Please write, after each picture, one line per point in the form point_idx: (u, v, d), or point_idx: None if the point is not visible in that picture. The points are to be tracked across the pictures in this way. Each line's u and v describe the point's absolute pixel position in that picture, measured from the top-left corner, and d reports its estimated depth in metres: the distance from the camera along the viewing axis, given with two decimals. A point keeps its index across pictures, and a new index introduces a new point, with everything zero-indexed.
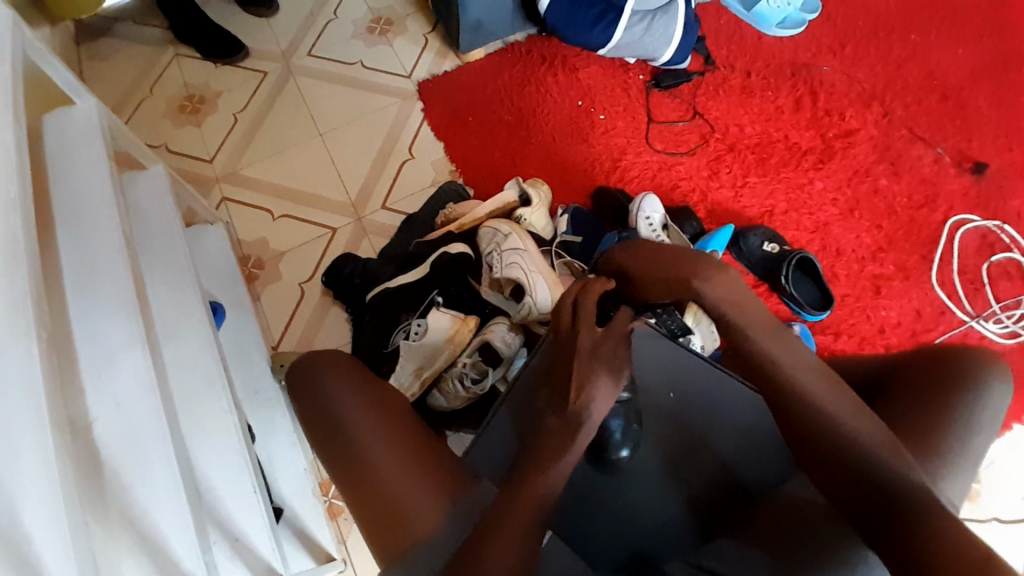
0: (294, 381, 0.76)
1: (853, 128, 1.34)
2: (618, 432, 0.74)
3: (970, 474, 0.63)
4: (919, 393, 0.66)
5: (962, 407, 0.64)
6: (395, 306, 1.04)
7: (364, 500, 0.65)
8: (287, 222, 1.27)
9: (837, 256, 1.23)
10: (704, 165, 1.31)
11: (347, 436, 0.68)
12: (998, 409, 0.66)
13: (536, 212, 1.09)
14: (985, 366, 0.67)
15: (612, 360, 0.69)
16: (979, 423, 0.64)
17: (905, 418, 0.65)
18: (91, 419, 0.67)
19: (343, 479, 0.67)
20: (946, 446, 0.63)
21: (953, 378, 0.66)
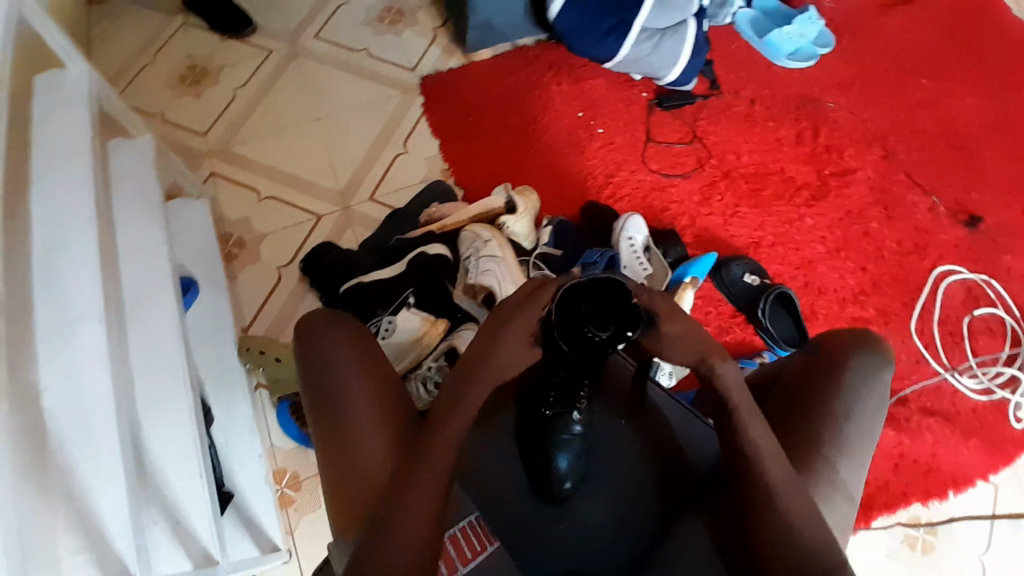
0: (298, 334, 0.71)
1: (851, 168, 1.33)
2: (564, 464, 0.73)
3: (860, 461, 0.69)
4: (803, 393, 0.71)
5: (838, 401, 0.70)
6: (367, 300, 1.03)
7: (339, 469, 0.63)
8: (273, 203, 1.26)
9: (819, 294, 1.22)
10: (697, 190, 1.30)
11: (340, 399, 0.65)
12: (875, 388, 0.71)
13: (519, 220, 1.07)
14: (864, 356, 0.72)
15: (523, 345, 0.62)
16: (857, 411, 0.70)
17: (795, 426, 0.70)
18: (42, 389, 0.66)
19: (324, 442, 0.65)
20: (839, 447, 0.68)
21: (833, 374, 0.71)
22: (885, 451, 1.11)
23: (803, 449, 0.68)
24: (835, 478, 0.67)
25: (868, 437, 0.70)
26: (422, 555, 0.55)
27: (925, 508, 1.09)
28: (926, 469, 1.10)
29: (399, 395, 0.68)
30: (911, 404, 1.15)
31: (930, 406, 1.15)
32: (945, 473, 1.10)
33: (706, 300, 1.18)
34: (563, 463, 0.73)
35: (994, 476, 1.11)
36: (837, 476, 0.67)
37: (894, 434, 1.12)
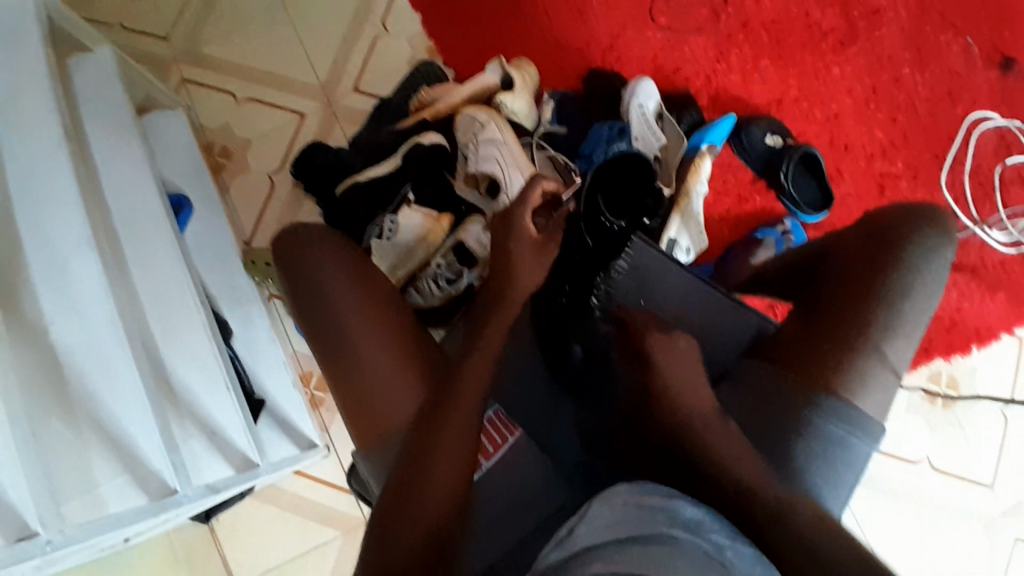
0: (286, 259, 0.72)
1: (882, 6, 1.18)
2: None
3: (909, 338, 0.68)
4: (856, 270, 0.70)
5: (897, 279, 0.68)
6: (367, 201, 0.98)
7: (347, 380, 0.66)
8: (252, 106, 1.17)
9: (844, 152, 1.14)
10: (712, 46, 1.17)
11: (336, 314, 0.67)
12: (939, 271, 0.70)
13: (517, 97, 0.98)
14: (926, 233, 0.71)
15: (532, 240, 0.72)
16: (915, 292, 0.68)
17: (849, 297, 0.69)
18: (50, 324, 0.65)
19: (330, 366, 0.67)
20: (892, 320, 0.67)
21: (894, 249, 0.70)
22: None
23: (856, 321, 0.67)
24: (884, 350, 0.67)
25: (921, 318, 0.69)
26: (456, 446, 0.59)
27: (948, 364, 1.09)
28: (950, 325, 1.09)
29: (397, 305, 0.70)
30: None
31: (958, 262, 1.11)
32: (968, 328, 1.09)
33: (723, 168, 1.10)
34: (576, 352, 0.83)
35: (1019, 328, 1.10)
36: (885, 347, 0.67)
37: None
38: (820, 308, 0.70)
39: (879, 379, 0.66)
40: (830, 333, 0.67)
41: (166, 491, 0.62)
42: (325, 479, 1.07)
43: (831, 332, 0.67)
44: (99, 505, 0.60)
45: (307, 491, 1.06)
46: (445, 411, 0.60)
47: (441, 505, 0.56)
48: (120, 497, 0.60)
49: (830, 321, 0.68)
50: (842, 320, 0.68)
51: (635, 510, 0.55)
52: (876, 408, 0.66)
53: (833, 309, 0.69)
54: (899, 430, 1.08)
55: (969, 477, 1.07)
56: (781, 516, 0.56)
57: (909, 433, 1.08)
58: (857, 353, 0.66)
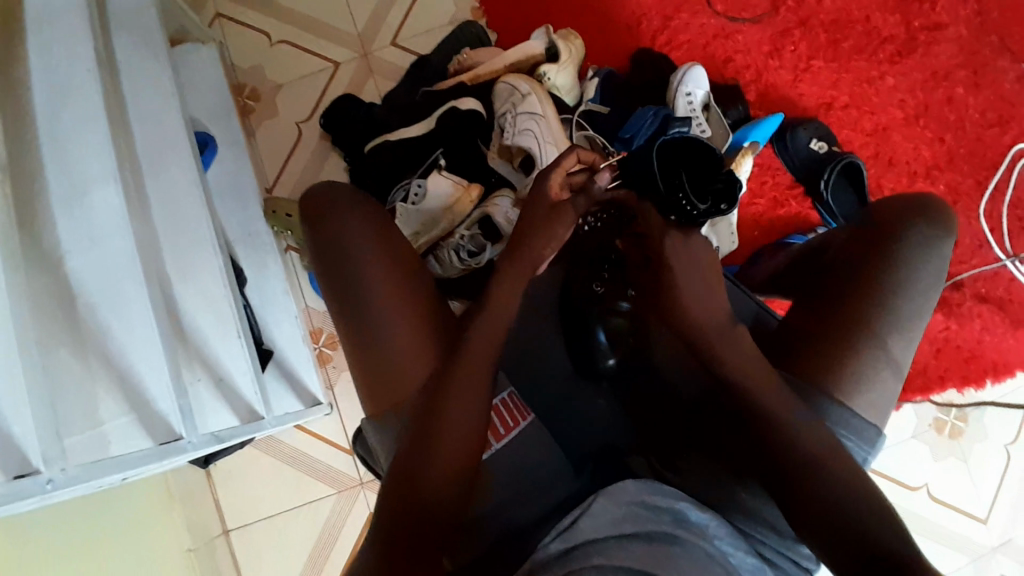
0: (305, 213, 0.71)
1: (941, 22, 1.12)
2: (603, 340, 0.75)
3: (911, 334, 0.64)
4: (853, 263, 0.66)
5: (895, 271, 0.64)
6: (397, 161, 0.96)
7: (358, 344, 0.66)
8: (285, 50, 1.14)
9: (888, 166, 1.10)
10: (767, 39, 1.12)
11: (353, 276, 0.66)
12: (941, 262, 0.66)
13: (561, 71, 0.94)
14: (930, 226, 0.66)
15: (550, 205, 0.64)
16: (913, 285, 0.64)
17: (843, 292, 0.65)
18: (65, 253, 0.63)
19: (347, 334, 0.66)
20: (890, 319, 0.63)
21: (890, 244, 0.66)
22: (929, 337, 1.07)
23: (849, 320, 0.63)
24: (881, 351, 0.63)
25: (922, 316, 0.64)
26: (458, 423, 0.59)
27: (959, 395, 1.08)
28: (968, 356, 1.07)
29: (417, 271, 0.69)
30: (965, 289, 1.08)
31: (984, 294, 1.08)
32: (988, 363, 1.08)
33: (764, 169, 1.07)
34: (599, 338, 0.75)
35: None
36: (883, 348, 0.63)
37: (943, 320, 1.07)
38: (813, 306, 0.66)
39: (876, 382, 0.62)
40: (823, 331, 0.64)
41: (170, 435, 0.63)
42: (326, 436, 1.07)
43: (822, 329, 0.64)
44: (102, 445, 0.59)
45: (304, 444, 1.07)
46: (452, 390, 0.60)
47: (447, 482, 0.58)
48: (123, 437, 0.60)
49: (822, 319, 0.65)
50: (834, 318, 0.64)
51: (641, 509, 0.57)
52: (871, 413, 0.63)
53: (827, 307, 0.65)
54: (901, 453, 1.08)
55: (965, 510, 1.07)
56: (814, 466, 0.57)
57: (910, 458, 1.08)
58: (850, 354, 0.62)
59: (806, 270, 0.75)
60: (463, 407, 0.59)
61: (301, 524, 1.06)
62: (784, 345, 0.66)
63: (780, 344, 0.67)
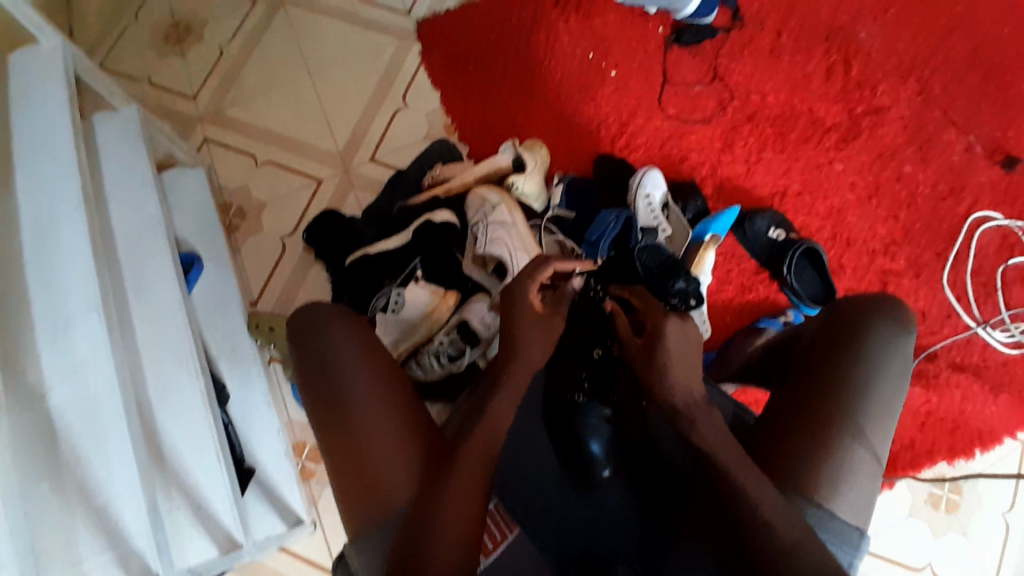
0: (294, 328, 0.70)
1: (884, 105, 1.23)
2: (596, 451, 0.71)
3: (884, 430, 0.65)
4: (820, 359, 0.68)
5: (862, 367, 0.66)
6: (376, 271, 1.00)
7: (344, 463, 0.63)
8: (271, 169, 1.21)
9: (847, 246, 1.16)
10: (718, 136, 1.21)
11: (340, 391, 0.64)
12: (905, 354, 0.67)
13: (529, 180, 1.01)
14: (890, 318, 0.68)
15: (538, 312, 0.68)
16: (880, 379, 0.65)
17: (810, 390, 0.66)
18: (47, 388, 0.65)
19: (330, 446, 0.64)
20: (858, 416, 0.64)
21: (853, 339, 0.67)
22: (911, 411, 1.09)
23: (818, 417, 0.64)
24: (854, 448, 0.63)
25: (890, 412, 0.65)
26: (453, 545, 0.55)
27: (950, 467, 1.08)
28: (952, 427, 1.08)
29: (404, 381, 0.68)
30: (940, 359, 1.11)
31: (960, 362, 1.11)
32: (973, 430, 1.08)
33: (728, 256, 1.12)
34: (595, 449, 0.71)
35: None
36: (855, 445, 0.63)
37: (921, 392, 1.09)
38: (783, 403, 0.67)
39: (851, 479, 0.62)
40: (794, 429, 0.64)
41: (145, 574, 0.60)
42: (310, 555, 1.03)
43: (794, 427, 0.64)
44: None
45: (288, 567, 1.03)
46: (445, 509, 0.56)
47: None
48: None
49: (792, 416, 0.65)
50: (803, 415, 0.65)
51: None
52: (851, 511, 0.62)
53: (795, 404, 0.66)
54: (899, 533, 1.06)
55: None
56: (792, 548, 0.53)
57: (909, 538, 1.06)
58: (823, 453, 0.62)
59: (779, 363, 0.76)
60: (457, 509, 0.56)
61: None
62: (758, 443, 0.66)
63: (754, 441, 0.67)
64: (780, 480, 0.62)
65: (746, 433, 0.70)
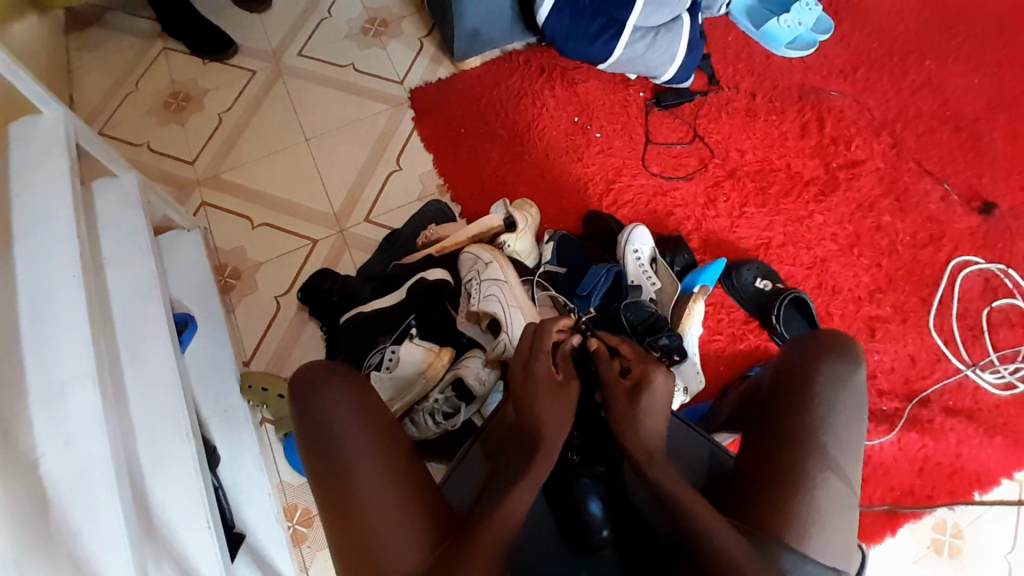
0: (293, 391, 0.69)
1: (859, 158, 1.29)
2: (596, 510, 0.69)
3: (850, 464, 0.65)
4: (778, 400, 0.68)
5: (817, 405, 0.66)
6: (371, 328, 1.00)
7: (346, 532, 0.61)
8: (267, 231, 1.23)
9: (833, 294, 1.19)
10: (701, 192, 1.26)
11: (342, 456, 0.64)
12: (860, 386, 0.67)
13: (520, 238, 1.04)
14: (838, 352, 0.68)
15: (553, 379, 0.69)
16: (837, 414, 0.66)
17: (771, 437, 0.66)
18: (39, 454, 0.65)
19: (331, 515, 0.63)
20: (820, 460, 0.64)
21: (804, 380, 0.67)
22: (908, 456, 1.08)
23: (782, 466, 0.64)
24: (821, 490, 0.63)
25: (852, 453, 0.65)
26: None
27: (950, 510, 1.05)
28: (950, 471, 1.07)
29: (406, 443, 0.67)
30: (933, 404, 1.11)
31: (953, 406, 1.11)
32: (970, 473, 1.07)
33: (717, 307, 1.14)
34: (593, 509, 0.69)
35: (1020, 474, 1.07)
36: (821, 487, 0.63)
37: (917, 437, 1.09)
38: (748, 452, 0.67)
39: (827, 518, 0.62)
40: (764, 477, 0.64)
41: None
42: None
43: (758, 477, 0.64)
44: None
45: None
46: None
47: None
48: None
49: (757, 463, 0.65)
50: (767, 465, 0.65)
51: None
52: (827, 555, 0.62)
53: (760, 452, 0.66)
54: None
55: None
56: None
57: None
58: (791, 501, 0.62)
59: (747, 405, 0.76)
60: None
61: None
62: (731, 495, 0.66)
63: (729, 490, 0.67)
64: (754, 528, 0.62)
65: (723, 482, 0.69)
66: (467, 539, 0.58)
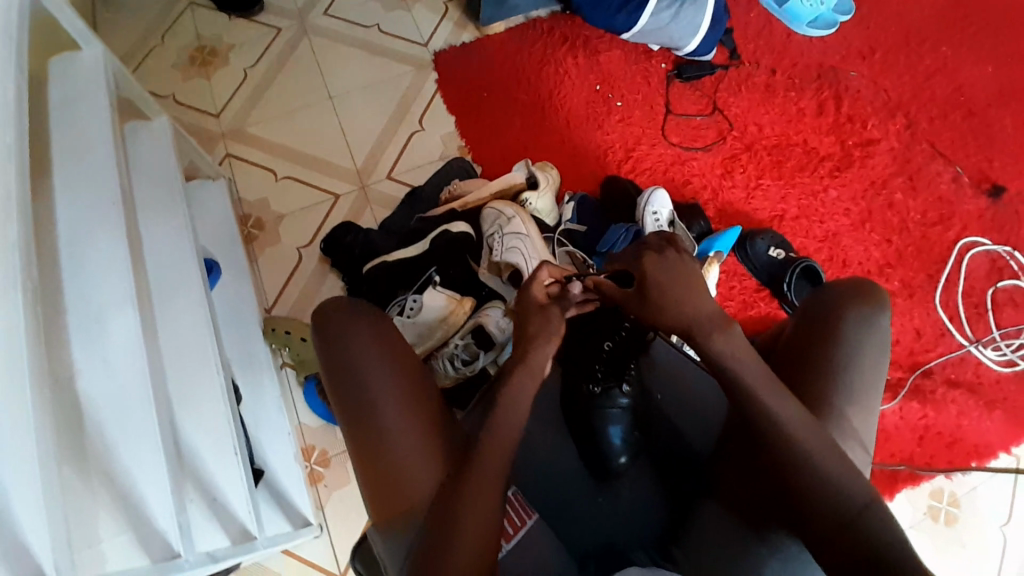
0: (315, 319, 0.72)
1: (874, 138, 1.31)
2: (616, 439, 0.76)
3: (873, 403, 0.68)
4: (806, 343, 0.70)
5: (844, 347, 0.68)
6: (392, 278, 1.03)
7: (366, 454, 0.65)
8: (290, 184, 1.25)
9: (843, 267, 1.21)
10: (718, 163, 1.28)
11: (362, 384, 0.66)
12: (885, 328, 0.69)
13: (542, 196, 1.07)
14: (863, 302, 0.70)
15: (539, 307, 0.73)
16: (864, 356, 0.68)
17: (796, 380, 0.69)
18: (76, 372, 0.68)
19: (353, 439, 0.66)
20: (845, 399, 0.67)
21: (832, 324, 0.69)
22: (909, 424, 1.11)
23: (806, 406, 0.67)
24: (844, 427, 0.66)
25: (875, 390, 0.68)
26: (476, 537, 0.57)
27: (949, 480, 1.09)
28: (950, 441, 1.10)
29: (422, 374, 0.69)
30: (935, 376, 1.14)
31: (954, 379, 1.14)
32: (970, 444, 1.10)
33: (730, 275, 1.17)
34: (614, 436, 0.76)
35: (1019, 448, 1.10)
36: (844, 424, 0.66)
37: (919, 406, 1.12)
38: None
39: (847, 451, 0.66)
40: None
41: (168, 553, 0.61)
42: (314, 560, 1.03)
43: None
44: None
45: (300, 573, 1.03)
46: (463, 501, 0.59)
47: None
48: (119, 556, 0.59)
49: None
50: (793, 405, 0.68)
51: None
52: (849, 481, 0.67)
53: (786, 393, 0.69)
54: None
55: None
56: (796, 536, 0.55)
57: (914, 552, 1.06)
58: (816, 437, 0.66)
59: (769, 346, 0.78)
60: (481, 510, 0.58)
61: None
62: None
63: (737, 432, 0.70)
64: None
65: None
66: (483, 472, 0.60)
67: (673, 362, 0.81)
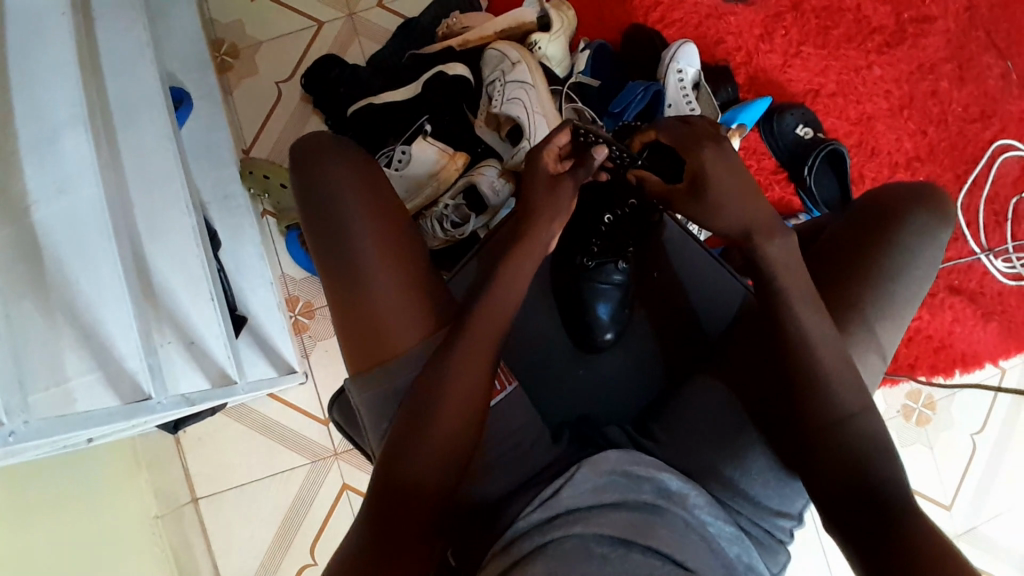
0: (291, 160, 0.66)
1: (930, 16, 1.13)
2: (604, 316, 0.73)
3: (908, 311, 0.65)
4: (858, 240, 0.66)
5: (899, 251, 0.65)
6: (380, 124, 0.94)
7: (348, 303, 0.62)
8: (266, 5, 1.09)
9: (870, 156, 1.12)
10: (759, 21, 1.12)
11: (342, 229, 0.62)
12: (941, 241, 0.67)
13: (553, 41, 0.95)
14: (930, 211, 0.67)
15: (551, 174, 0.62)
16: (916, 263, 0.65)
17: (840, 272, 0.65)
18: (31, 201, 0.60)
19: (333, 288, 0.62)
20: (887, 299, 0.64)
21: (893, 224, 0.66)
22: None
23: (846, 298, 0.63)
24: (878, 326, 0.63)
25: (914, 300, 0.65)
26: (467, 388, 0.56)
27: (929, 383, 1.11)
28: (938, 346, 1.10)
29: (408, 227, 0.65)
30: (939, 280, 1.11)
31: (957, 285, 1.11)
32: (956, 351, 1.10)
33: (748, 152, 1.08)
34: (602, 312, 0.72)
35: (1005, 361, 1.11)
36: (879, 323, 0.63)
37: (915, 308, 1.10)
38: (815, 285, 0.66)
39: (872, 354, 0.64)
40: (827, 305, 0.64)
41: (138, 394, 0.59)
42: (299, 406, 1.06)
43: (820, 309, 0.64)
44: (68, 400, 0.55)
45: (283, 416, 1.06)
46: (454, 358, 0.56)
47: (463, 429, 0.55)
48: (88, 392, 0.56)
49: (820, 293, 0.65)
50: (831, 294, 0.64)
51: (620, 479, 0.58)
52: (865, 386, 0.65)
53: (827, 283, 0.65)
54: None
55: (925, 494, 1.10)
56: None
57: None
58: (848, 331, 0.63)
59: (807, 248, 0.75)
60: (477, 363, 0.57)
61: (274, 493, 1.05)
62: None
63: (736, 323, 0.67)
64: None
65: None
66: (480, 329, 0.58)
67: (682, 241, 0.78)
